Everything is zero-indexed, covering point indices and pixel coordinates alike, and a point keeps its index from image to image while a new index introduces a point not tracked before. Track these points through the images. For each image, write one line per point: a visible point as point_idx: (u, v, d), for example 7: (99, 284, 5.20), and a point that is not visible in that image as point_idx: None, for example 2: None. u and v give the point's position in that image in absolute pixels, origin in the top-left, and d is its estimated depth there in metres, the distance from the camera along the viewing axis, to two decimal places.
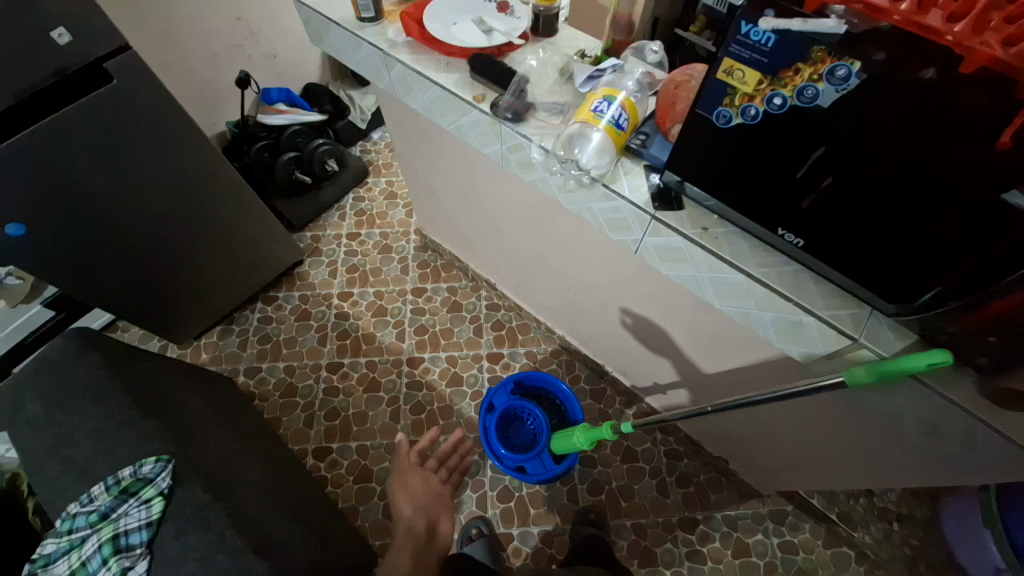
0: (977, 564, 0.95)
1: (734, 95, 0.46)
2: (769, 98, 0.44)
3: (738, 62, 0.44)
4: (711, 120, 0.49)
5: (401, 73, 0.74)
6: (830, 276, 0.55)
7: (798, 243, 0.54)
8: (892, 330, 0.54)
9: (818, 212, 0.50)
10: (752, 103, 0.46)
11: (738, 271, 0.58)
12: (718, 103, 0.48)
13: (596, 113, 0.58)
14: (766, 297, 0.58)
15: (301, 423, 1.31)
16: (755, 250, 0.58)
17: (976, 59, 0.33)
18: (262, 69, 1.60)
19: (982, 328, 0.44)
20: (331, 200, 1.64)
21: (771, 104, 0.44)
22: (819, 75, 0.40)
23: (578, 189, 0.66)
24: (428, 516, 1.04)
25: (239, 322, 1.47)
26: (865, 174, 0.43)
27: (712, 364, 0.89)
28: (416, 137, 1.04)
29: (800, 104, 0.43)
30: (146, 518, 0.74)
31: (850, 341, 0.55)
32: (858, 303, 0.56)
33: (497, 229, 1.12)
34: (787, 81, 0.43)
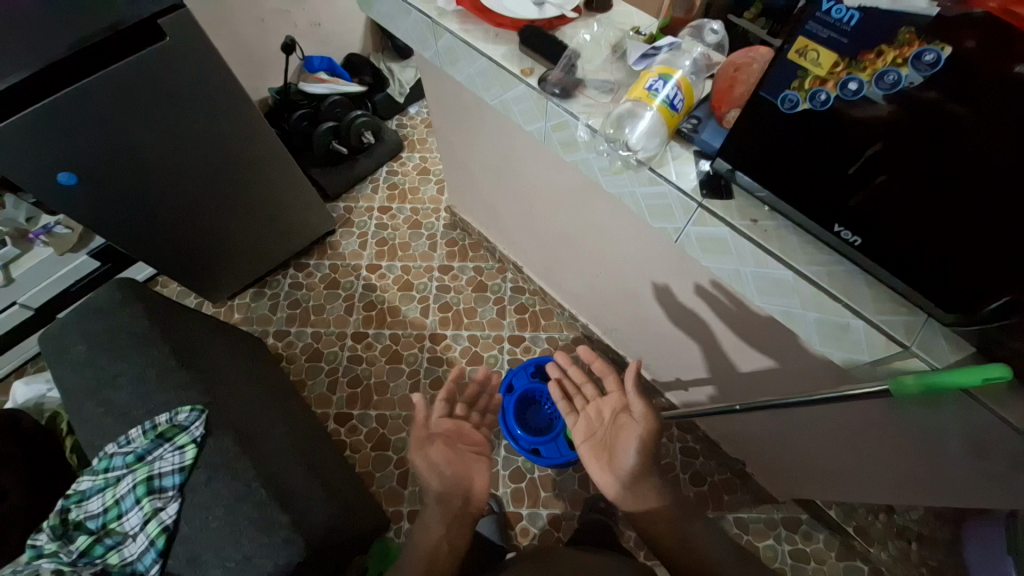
0: None
1: (805, 78, 0.43)
2: (844, 83, 0.41)
3: (813, 42, 0.42)
4: (775, 104, 0.46)
5: (448, 43, 0.73)
6: (885, 280, 0.52)
7: (854, 242, 0.51)
8: (947, 340, 0.51)
9: (876, 213, 0.47)
10: (824, 87, 0.43)
11: (785, 267, 0.56)
12: (785, 86, 0.45)
13: (651, 91, 0.55)
14: (813, 296, 0.56)
15: (324, 388, 1.35)
16: (806, 247, 0.55)
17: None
18: (306, 37, 1.60)
19: None
20: (365, 172, 1.65)
21: (845, 90, 0.42)
22: (903, 59, 0.37)
23: (623, 171, 0.64)
24: (461, 476, 0.88)
25: (270, 286, 1.51)
26: (937, 174, 0.40)
27: (742, 362, 0.88)
28: (456, 111, 1.03)
29: (879, 91, 0.40)
30: (179, 463, 0.77)
31: (900, 348, 0.53)
32: (912, 310, 0.53)
33: (528, 210, 1.11)
34: (867, 65, 0.40)
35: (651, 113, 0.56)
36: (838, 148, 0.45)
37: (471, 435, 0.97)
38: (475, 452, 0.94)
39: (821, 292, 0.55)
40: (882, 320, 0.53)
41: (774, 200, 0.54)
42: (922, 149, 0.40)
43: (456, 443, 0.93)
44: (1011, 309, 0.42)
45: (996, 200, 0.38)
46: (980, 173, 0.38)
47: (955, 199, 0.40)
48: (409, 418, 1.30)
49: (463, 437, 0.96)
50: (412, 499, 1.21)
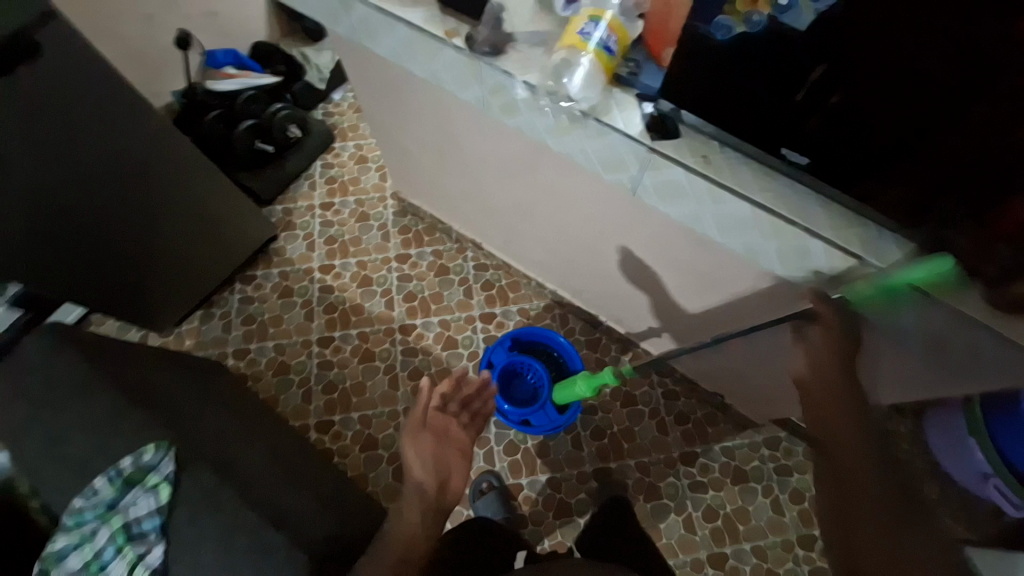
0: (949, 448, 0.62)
1: (736, 1, 0.44)
2: (774, 1, 0.43)
3: None
4: (710, 35, 0.46)
5: (362, 14, 0.67)
6: (835, 197, 0.54)
7: (803, 162, 0.52)
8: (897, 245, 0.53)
9: (826, 131, 0.48)
10: (756, 9, 0.43)
11: (742, 199, 0.56)
12: (718, 11, 0.45)
13: (584, 37, 0.54)
14: (771, 225, 0.57)
15: (299, 400, 1.30)
16: (758, 176, 0.56)
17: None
18: (203, 30, 1.47)
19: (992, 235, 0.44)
20: (298, 169, 1.56)
21: (777, 7, 0.42)
22: None
23: (570, 128, 0.61)
24: (439, 474, 0.85)
25: (219, 305, 1.42)
26: (882, 81, 0.41)
27: (711, 302, 0.91)
28: (383, 89, 0.97)
29: (812, 4, 0.41)
30: (155, 506, 0.73)
31: (856, 260, 0.55)
32: (860, 221, 0.55)
33: (479, 186, 1.08)
34: None
35: (587, 60, 0.54)
36: (782, 67, 0.45)
37: (459, 432, 0.93)
38: (461, 449, 0.91)
39: (779, 219, 0.56)
40: (837, 235, 0.55)
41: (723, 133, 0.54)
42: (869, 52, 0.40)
43: (445, 436, 0.91)
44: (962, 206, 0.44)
45: (942, 95, 0.40)
46: (932, 70, 0.39)
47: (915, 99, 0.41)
48: (393, 414, 1.27)
49: (454, 432, 0.93)
50: None
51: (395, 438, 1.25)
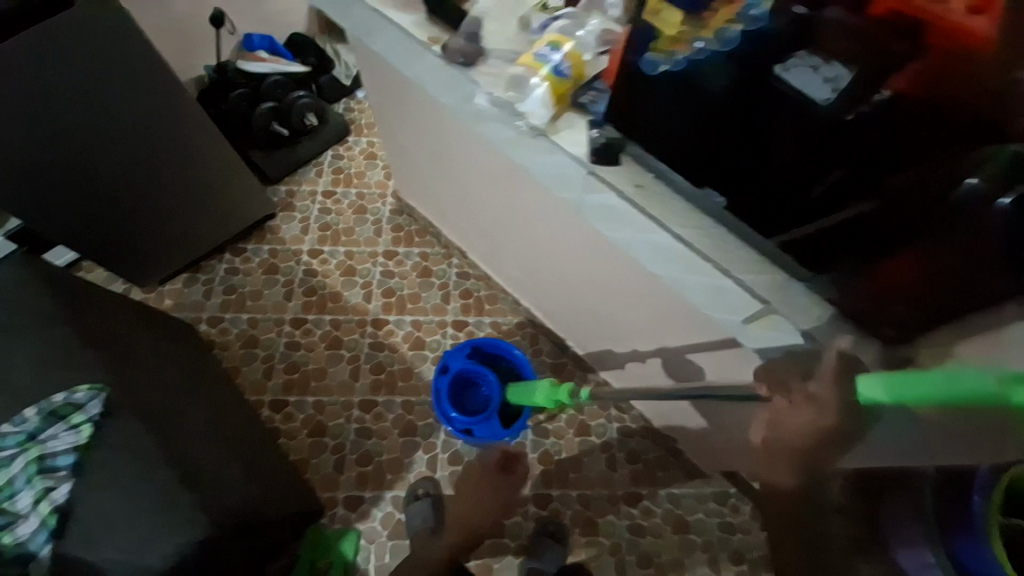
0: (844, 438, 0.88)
1: (660, 40, 0.52)
2: (692, 44, 0.50)
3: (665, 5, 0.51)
4: (639, 67, 0.54)
5: (361, 14, 0.72)
6: (753, 239, 0.55)
7: (721, 203, 0.55)
8: (807, 296, 0.53)
9: (771, 185, 0.50)
10: (677, 49, 0.51)
11: (663, 230, 0.58)
12: (646, 49, 0.53)
13: (539, 59, 0.59)
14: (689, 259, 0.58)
15: (260, 375, 1.32)
16: (684, 211, 0.58)
17: (886, 0, 0.39)
18: (245, 15, 1.57)
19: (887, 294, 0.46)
20: (308, 155, 1.60)
21: (694, 49, 0.49)
22: (735, 16, 0.47)
23: (522, 141, 0.63)
24: None
25: (204, 272, 1.46)
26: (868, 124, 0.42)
27: (664, 338, 0.91)
28: (387, 91, 1.02)
29: (721, 47, 0.48)
30: (74, 443, 0.74)
31: (761, 305, 0.55)
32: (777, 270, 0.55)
33: (465, 194, 1.11)
34: (707, 27, 0.48)
35: (539, 82, 0.59)
36: None
37: None
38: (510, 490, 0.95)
39: (694, 253, 0.57)
40: (749, 278, 0.55)
41: (650, 163, 0.58)
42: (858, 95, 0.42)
43: None
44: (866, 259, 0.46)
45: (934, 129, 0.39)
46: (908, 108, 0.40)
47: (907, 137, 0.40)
48: (347, 404, 1.28)
49: None
50: (347, 485, 1.20)
51: (344, 427, 1.25)
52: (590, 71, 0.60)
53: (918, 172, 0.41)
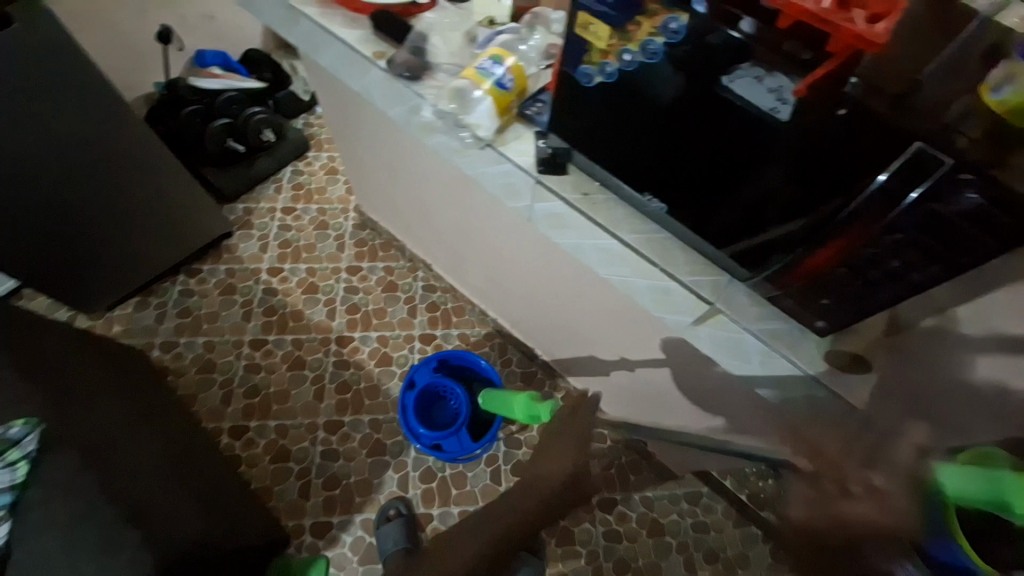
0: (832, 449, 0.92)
1: (592, 52, 0.49)
2: (620, 55, 0.48)
3: (591, 17, 0.48)
4: (576, 79, 0.52)
5: (307, 29, 0.72)
6: (695, 244, 0.57)
7: (662, 208, 0.55)
8: (746, 294, 0.57)
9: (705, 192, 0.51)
10: (608, 60, 0.49)
11: (611, 237, 0.61)
12: (580, 61, 0.50)
13: (481, 72, 0.58)
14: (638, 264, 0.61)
15: (217, 401, 1.26)
16: (630, 217, 0.60)
17: (790, 14, 0.39)
18: (196, 31, 1.53)
19: (817, 291, 0.49)
20: (266, 171, 1.57)
21: (623, 61, 0.47)
22: (656, 28, 0.45)
23: (470, 150, 0.64)
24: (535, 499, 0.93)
25: (157, 295, 1.39)
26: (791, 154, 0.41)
27: (625, 342, 0.92)
28: (341, 106, 1.01)
29: (647, 60, 0.46)
30: (10, 481, 0.71)
31: (708, 306, 0.59)
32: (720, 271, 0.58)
33: (425, 207, 1.10)
34: (633, 38, 0.46)
35: (481, 94, 0.58)
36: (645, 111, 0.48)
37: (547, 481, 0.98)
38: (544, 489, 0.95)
39: (642, 259, 0.60)
40: (693, 280, 0.58)
41: (596, 172, 0.59)
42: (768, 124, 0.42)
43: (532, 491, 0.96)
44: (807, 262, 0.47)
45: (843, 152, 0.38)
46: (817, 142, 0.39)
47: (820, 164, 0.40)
48: (312, 426, 1.24)
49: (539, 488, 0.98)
50: (314, 510, 1.16)
51: (310, 451, 1.21)
52: (530, 89, 0.62)
53: (825, 173, 0.40)
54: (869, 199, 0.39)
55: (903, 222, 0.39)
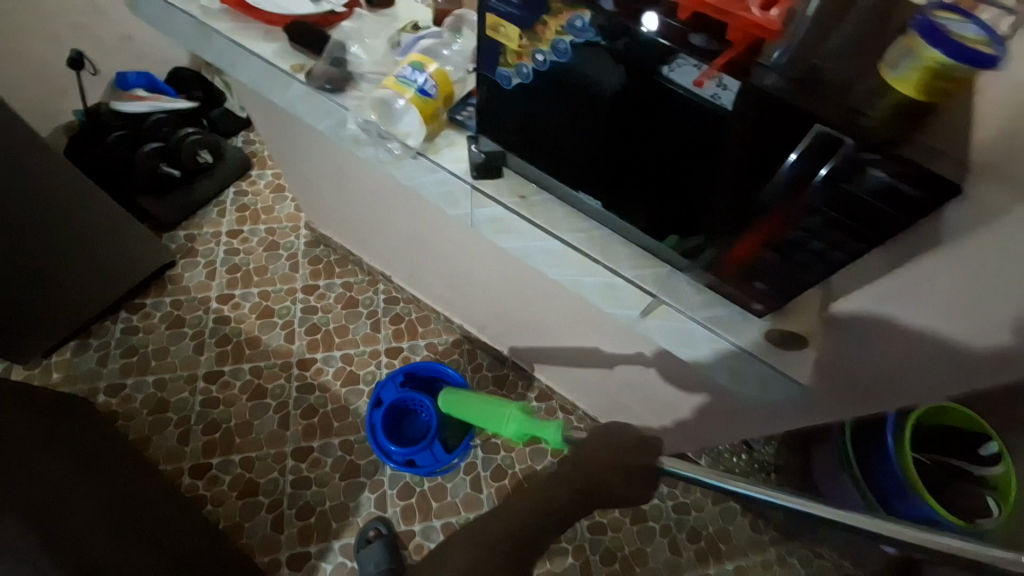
0: None
1: (506, 54, 0.47)
2: (533, 55, 0.46)
3: (500, 19, 0.46)
4: (496, 82, 0.51)
5: (221, 46, 0.69)
6: (633, 239, 0.57)
7: (598, 205, 0.56)
8: (689, 285, 0.57)
9: (633, 189, 0.51)
10: (522, 61, 0.47)
11: (551, 238, 0.60)
12: (496, 63, 0.49)
13: (402, 80, 0.56)
14: (581, 262, 0.60)
15: (174, 441, 1.19)
16: (569, 217, 0.60)
17: (690, 5, 0.38)
18: (115, 53, 1.44)
19: (751, 274, 0.50)
20: (207, 195, 1.50)
21: (537, 62, 0.46)
22: (562, 27, 0.43)
23: (404, 159, 0.62)
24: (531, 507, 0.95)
25: (97, 335, 1.31)
26: (706, 154, 0.43)
27: (586, 336, 0.93)
28: (273, 123, 0.97)
29: (557, 59, 0.45)
30: None
31: (650, 298, 0.58)
32: (660, 262, 0.58)
33: (375, 219, 1.07)
34: (542, 37, 0.44)
35: (405, 103, 0.57)
36: (573, 109, 0.48)
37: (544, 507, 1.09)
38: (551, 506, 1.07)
39: (584, 256, 0.59)
40: (635, 274, 0.58)
41: (532, 173, 0.58)
42: (684, 123, 0.42)
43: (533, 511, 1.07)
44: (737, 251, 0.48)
45: (750, 143, 0.40)
46: (723, 138, 0.41)
47: (737, 160, 0.41)
48: (280, 456, 1.19)
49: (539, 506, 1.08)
50: (290, 543, 1.11)
51: (280, 482, 1.16)
52: (459, 96, 0.60)
53: (746, 155, 0.41)
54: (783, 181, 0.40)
55: (819, 202, 0.39)
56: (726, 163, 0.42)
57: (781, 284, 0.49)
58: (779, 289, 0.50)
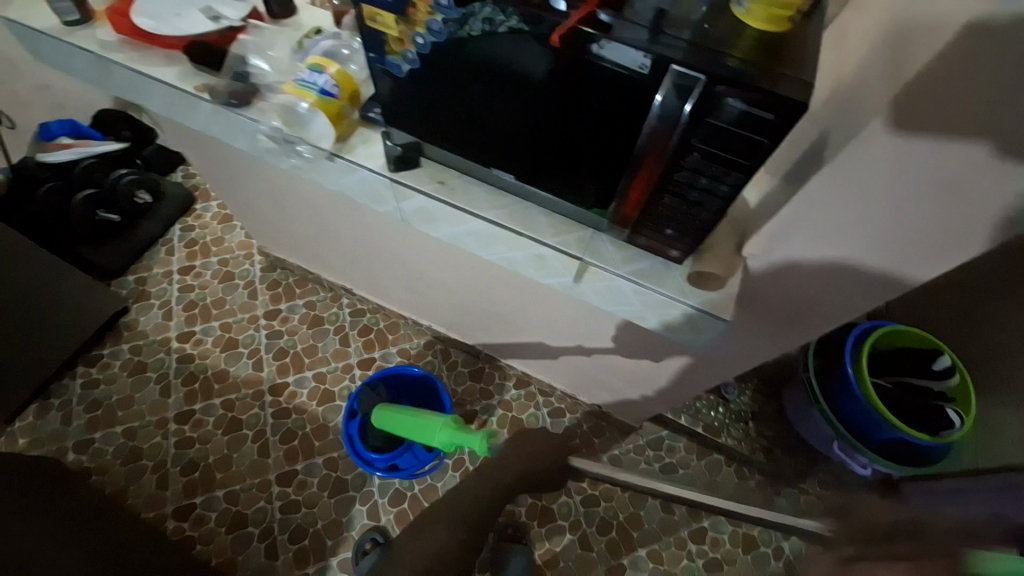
0: (819, 438, 1.14)
1: (389, 42, 0.51)
2: (414, 40, 0.49)
3: (376, 9, 0.48)
4: (389, 71, 0.54)
5: (127, 78, 0.68)
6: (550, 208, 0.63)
7: (510, 178, 0.61)
8: (613, 245, 0.63)
9: (540, 157, 0.55)
10: (406, 48, 0.50)
11: (476, 218, 0.65)
12: (383, 52, 0.52)
13: (304, 85, 0.60)
14: (508, 238, 0.65)
15: (153, 487, 1.17)
16: (489, 195, 0.65)
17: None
18: (33, 103, 1.39)
19: (662, 222, 0.55)
20: (152, 235, 1.46)
21: (418, 45, 0.49)
22: (430, 8, 0.45)
23: (320, 164, 0.65)
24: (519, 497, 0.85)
25: (57, 395, 1.26)
26: (599, 113, 0.47)
27: (544, 316, 0.94)
28: (200, 152, 0.96)
29: (434, 39, 0.48)
30: None
31: (579, 261, 0.64)
32: (582, 227, 0.64)
33: (320, 232, 1.06)
34: (416, 21, 0.47)
35: (309, 107, 0.60)
36: (473, 86, 0.51)
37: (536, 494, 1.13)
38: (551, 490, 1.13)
39: (506, 231, 0.65)
40: (560, 241, 0.64)
41: (450, 160, 0.63)
42: (577, 86, 0.45)
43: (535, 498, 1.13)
44: (633, 202, 0.53)
45: (633, 95, 0.44)
46: (601, 96, 0.45)
47: (629, 112, 0.45)
48: (264, 484, 1.17)
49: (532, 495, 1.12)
50: (286, 567, 1.10)
51: (267, 510, 1.15)
52: (365, 96, 0.64)
53: (629, 110, 0.45)
54: (654, 128, 0.44)
55: (699, 140, 0.43)
56: (620, 117, 0.46)
57: (691, 226, 0.53)
58: (690, 231, 0.54)
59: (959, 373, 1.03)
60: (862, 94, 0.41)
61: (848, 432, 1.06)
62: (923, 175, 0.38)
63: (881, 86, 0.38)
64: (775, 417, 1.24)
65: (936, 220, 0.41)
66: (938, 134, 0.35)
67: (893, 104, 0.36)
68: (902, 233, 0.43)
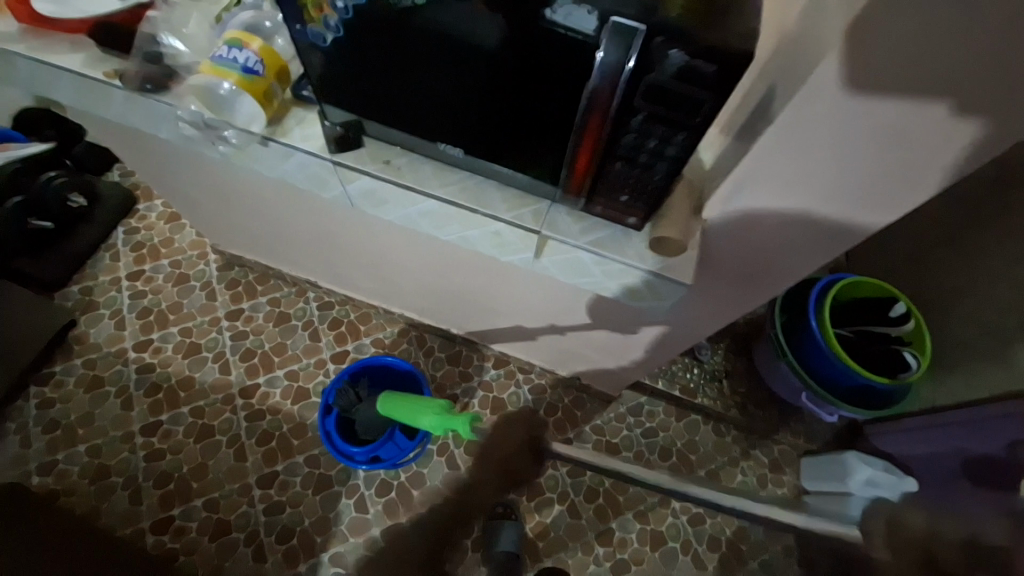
0: (787, 389, 1.18)
1: (306, 9, 0.47)
2: (333, 5, 0.45)
3: None
4: (312, 42, 0.50)
5: (27, 69, 0.61)
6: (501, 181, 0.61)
7: (460, 153, 0.58)
8: (569, 216, 0.61)
9: (486, 129, 0.53)
10: (326, 14, 0.46)
11: (426, 196, 0.63)
12: (303, 21, 0.48)
13: (226, 63, 0.55)
14: (459, 214, 0.64)
15: (127, 503, 1.12)
16: (437, 171, 0.62)
17: None
18: None
19: (620, 189, 0.53)
20: (93, 242, 1.36)
21: (339, 10, 0.46)
22: None
23: (251, 147, 0.62)
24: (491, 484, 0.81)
25: (9, 419, 1.18)
26: (546, 79, 0.44)
27: (513, 295, 0.92)
28: (128, 148, 0.89)
29: (356, 3, 0.44)
30: None
31: (538, 235, 0.62)
32: (538, 201, 0.62)
33: (273, 225, 1.00)
34: None
35: (232, 88, 0.56)
36: (405, 55, 0.48)
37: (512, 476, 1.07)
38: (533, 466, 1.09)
39: (458, 208, 0.63)
40: (514, 216, 0.62)
41: (393, 137, 0.60)
42: (520, 51, 0.43)
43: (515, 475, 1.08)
44: (581, 171, 0.52)
45: (576, 57, 0.41)
46: (543, 59, 0.43)
47: (575, 76, 0.43)
48: (244, 488, 1.14)
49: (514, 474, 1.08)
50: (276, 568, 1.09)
51: (251, 514, 1.12)
52: (292, 74, 0.61)
53: (571, 71, 0.43)
54: (594, 92, 0.42)
55: (648, 100, 0.42)
56: (565, 82, 0.44)
57: (648, 193, 0.52)
58: (648, 198, 0.53)
59: (913, 318, 1.06)
60: (808, 42, 0.40)
61: (812, 381, 1.10)
62: (871, 121, 0.38)
63: (825, 33, 0.37)
64: (747, 374, 1.27)
65: (886, 164, 0.41)
66: (887, 75, 0.35)
67: (842, 48, 0.35)
68: (846, 185, 0.44)
